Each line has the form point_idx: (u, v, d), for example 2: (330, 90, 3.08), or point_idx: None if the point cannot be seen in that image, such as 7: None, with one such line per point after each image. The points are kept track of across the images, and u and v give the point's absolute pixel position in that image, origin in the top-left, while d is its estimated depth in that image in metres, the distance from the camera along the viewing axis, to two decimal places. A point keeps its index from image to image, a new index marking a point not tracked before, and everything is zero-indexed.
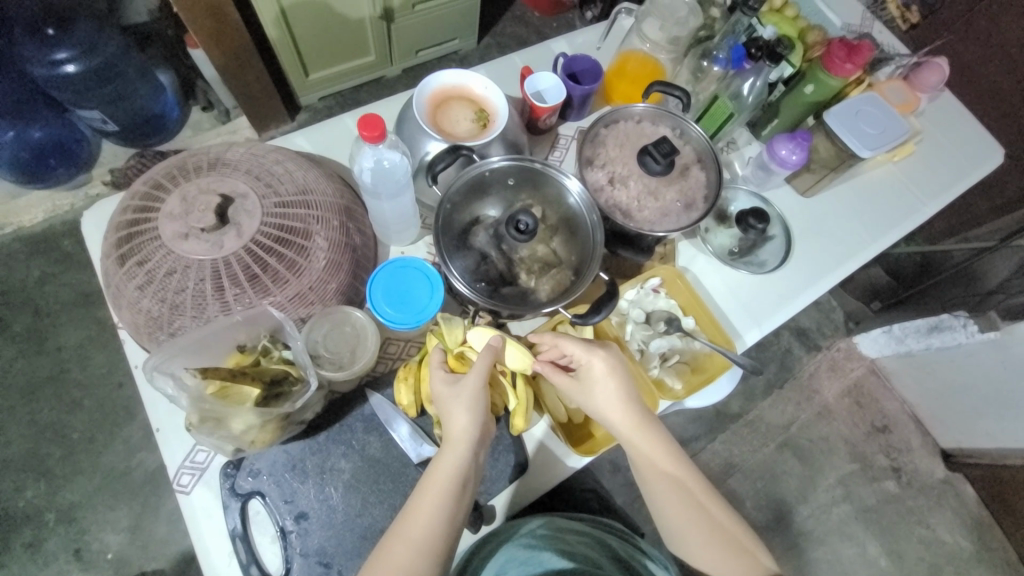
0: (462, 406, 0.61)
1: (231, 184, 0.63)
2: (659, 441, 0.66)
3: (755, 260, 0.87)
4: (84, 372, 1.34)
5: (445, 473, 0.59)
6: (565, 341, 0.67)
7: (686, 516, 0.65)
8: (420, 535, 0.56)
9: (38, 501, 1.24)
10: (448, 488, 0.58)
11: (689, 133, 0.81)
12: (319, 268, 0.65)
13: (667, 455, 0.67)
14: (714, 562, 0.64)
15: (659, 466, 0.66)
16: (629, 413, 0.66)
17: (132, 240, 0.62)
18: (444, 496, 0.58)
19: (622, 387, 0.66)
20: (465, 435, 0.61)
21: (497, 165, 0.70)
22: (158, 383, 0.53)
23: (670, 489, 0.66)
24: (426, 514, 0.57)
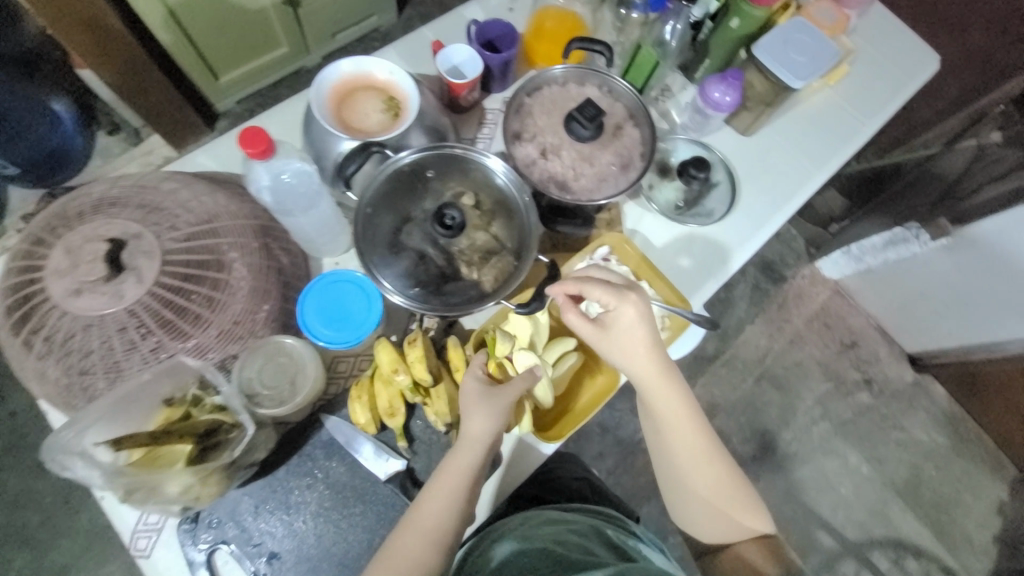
0: (483, 404, 0.60)
1: (120, 225, 0.57)
2: (683, 400, 0.65)
3: (702, 211, 0.84)
4: (42, 434, 1.27)
5: (461, 472, 0.60)
6: (597, 287, 0.63)
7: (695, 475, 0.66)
8: (434, 531, 0.58)
9: (25, 571, 1.20)
10: (462, 484, 0.59)
11: (616, 89, 0.76)
12: (241, 299, 0.60)
13: (688, 415, 0.66)
14: (701, 523, 0.68)
15: (678, 427, 0.65)
16: (657, 368, 0.64)
17: (23, 305, 0.56)
18: (457, 493, 0.59)
19: (651, 343, 0.64)
20: (480, 438, 0.60)
21: (412, 158, 0.65)
22: (65, 466, 0.49)
23: (686, 448, 0.66)
24: (440, 508, 0.59)
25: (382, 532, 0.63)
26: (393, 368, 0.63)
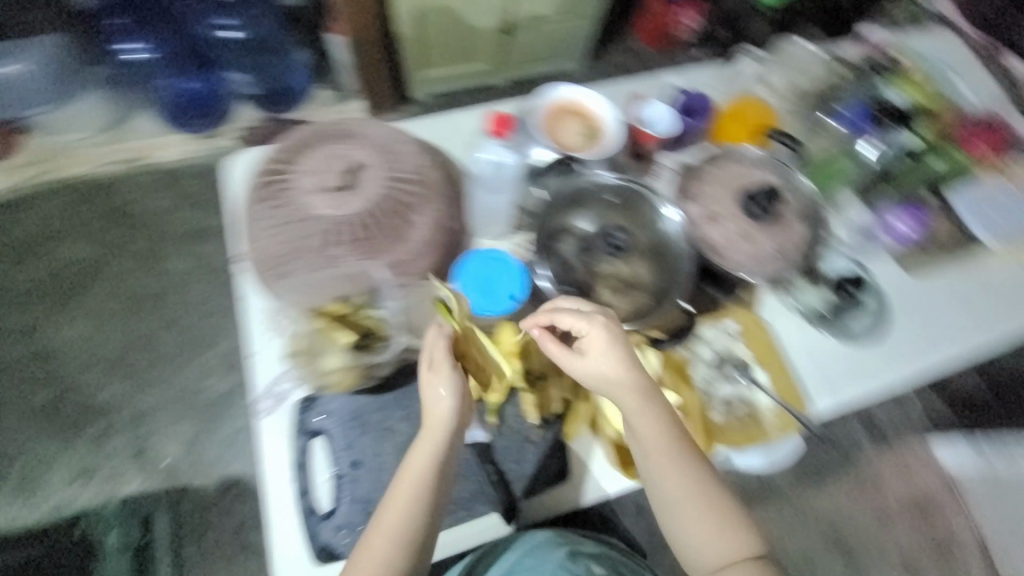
0: (445, 394, 0.61)
1: (362, 154, 0.70)
2: (665, 432, 0.63)
3: (844, 327, 0.81)
4: (181, 297, 1.49)
5: (432, 434, 0.61)
6: (564, 310, 0.63)
7: (684, 506, 0.64)
8: (414, 487, 0.59)
9: (118, 399, 1.39)
10: (434, 444, 0.60)
11: (798, 185, 0.78)
12: (416, 242, 0.71)
13: (668, 447, 0.63)
14: (699, 551, 0.64)
15: (661, 461, 0.63)
16: (641, 399, 0.63)
17: (272, 185, 0.70)
18: (434, 453, 0.60)
19: (634, 368, 0.62)
20: (442, 408, 0.61)
21: (599, 179, 0.73)
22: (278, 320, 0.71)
23: (667, 475, 0.64)
24: (416, 468, 0.60)
25: (447, 487, 0.68)
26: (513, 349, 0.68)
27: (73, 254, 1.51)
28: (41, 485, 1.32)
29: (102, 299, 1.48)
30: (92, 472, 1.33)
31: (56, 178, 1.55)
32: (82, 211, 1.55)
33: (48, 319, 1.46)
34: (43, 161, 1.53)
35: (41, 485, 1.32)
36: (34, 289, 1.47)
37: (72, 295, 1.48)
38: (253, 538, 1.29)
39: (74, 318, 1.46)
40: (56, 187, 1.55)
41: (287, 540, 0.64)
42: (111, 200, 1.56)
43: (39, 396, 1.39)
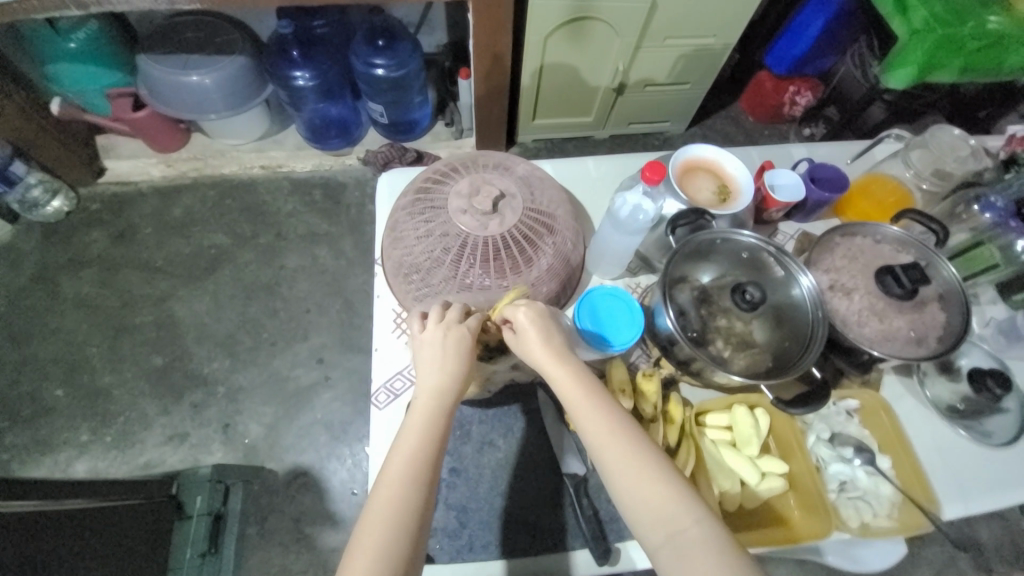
0: (430, 365, 0.59)
1: (506, 183, 0.77)
2: (602, 408, 0.56)
3: (977, 427, 0.75)
4: (289, 290, 1.65)
5: (426, 406, 0.57)
6: (529, 305, 0.62)
7: (655, 503, 0.51)
8: (404, 464, 0.53)
9: (219, 374, 1.53)
10: (430, 417, 0.56)
11: (937, 268, 0.75)
12: (542, 272, 0.76)
13: (605, 422, 0.55)
14: None
15: (609, 442, 0.54)
16: (578, 376, 0.58)
17: (424, 202, 0.79)
18: (427, 427, 0.55)
19: (556, 340, 0.60)
20: (446, 375, 0.58)
21: (731, 235, 0.74)
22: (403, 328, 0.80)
23: (614, 456, 0.54)
24: (407, 444, 0.54)
25: (536, 513, 0.69)
26: (622, 387, 0.69)
27: (209, 240, 1.72)
28: (139, 439, 1.45)
29: (224, 282, 1.67)
30: (184, 436, 1.45)
31: (212, 175, 1.81)
32: (225, 205, 1.78)
33: (178, 292, 1.65)
34: (203, 159, 1.79)
35: (140, 439, 1.45)
36: (172, 265, 1.68)
37: (201, 275, 1.67)
38: (309, 530, 1.34)
39: (198, 295, 1.65)
40: (210, 182, 1.80)
41: None
42: (250, 199, 1.79)
43: (156, 359, 1.56)
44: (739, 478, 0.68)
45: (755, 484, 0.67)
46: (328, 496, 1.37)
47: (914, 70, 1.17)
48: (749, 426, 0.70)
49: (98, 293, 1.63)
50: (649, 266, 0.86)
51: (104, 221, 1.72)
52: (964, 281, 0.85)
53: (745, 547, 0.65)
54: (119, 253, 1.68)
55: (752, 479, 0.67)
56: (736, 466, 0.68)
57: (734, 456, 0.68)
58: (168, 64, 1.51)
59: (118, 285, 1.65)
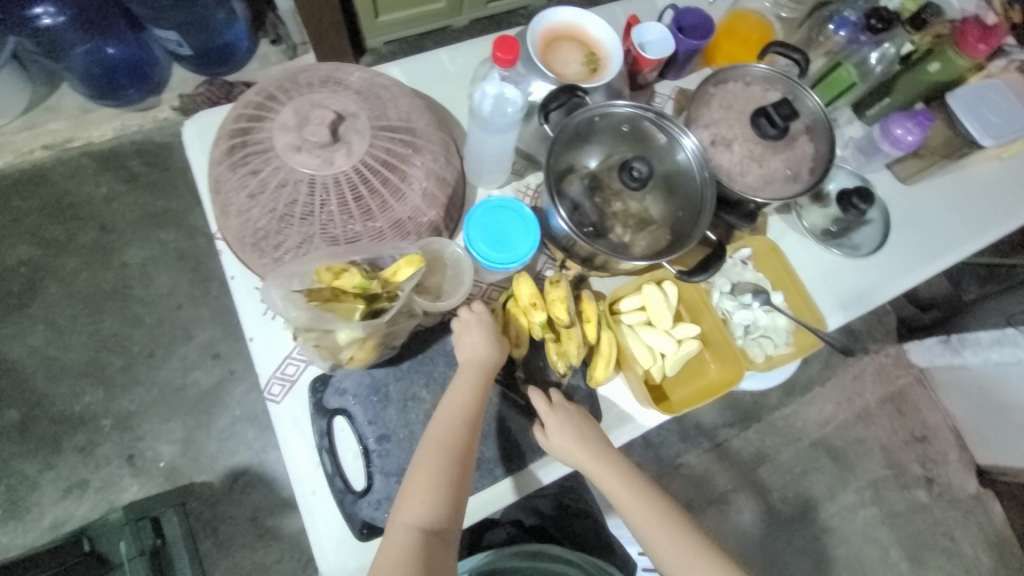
0: (477, 337, 0.63)
1: (343, 103, 0.62)
2: (650, 504, 0.62)
3: (848, 243, 0.82)
4: (146, 290, 1.38)
5: (460, 397, 0.60)
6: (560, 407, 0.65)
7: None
8: (444, 442, 0.57)
9: (96, 408, 1.30)
10: (465, 404, 0.60)
11: (802, 100, 0.75)
12: (416, 198, 0.65)
13: (654, 522, 0.62)
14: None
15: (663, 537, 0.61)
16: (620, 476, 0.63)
17: (244, 149, 0.62)
18: (461, 412, 0.59)
19: (575, 426, 0.64)
20: (477, 363, 0.62)
21: (608, 109, 0.67)
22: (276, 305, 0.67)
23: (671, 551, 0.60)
24: (444, 426, 0.58)
25: (481, 447, 0.67)
26: (533, 303, 0.65)
27: (13, 256, 1.35)
28: (30, 505, 1.24)
29: (57, 303, 1.35)
30: (83, 484, 1.26)
31: None
32: (13, 207, 1.38)
33: None
34: None
35: (30, 504, 1.24)
36: None
37: (21, 302, 1.34)
38: (272, 522, 1.28)
39: (28, 327, 1.33)
40: None
41: (323, 524, 0.62)
42: (46, 192, 1.39)
43: (7, 415, 1.28)
44: (658, 352, 0.70)
45: (673, 353, 0.70)
46: (281, 484, 1.30)
47: None
48: (660, 301, 0.70)
49: None
50: (536, 163, 0.78)
51: None
52: (826, 106, 0.87)
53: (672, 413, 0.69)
54: None
55: (668, 350, 0.70)
56: (653, 342, 0.70)
57: (651, 333, 0.70)
58: None
59: None
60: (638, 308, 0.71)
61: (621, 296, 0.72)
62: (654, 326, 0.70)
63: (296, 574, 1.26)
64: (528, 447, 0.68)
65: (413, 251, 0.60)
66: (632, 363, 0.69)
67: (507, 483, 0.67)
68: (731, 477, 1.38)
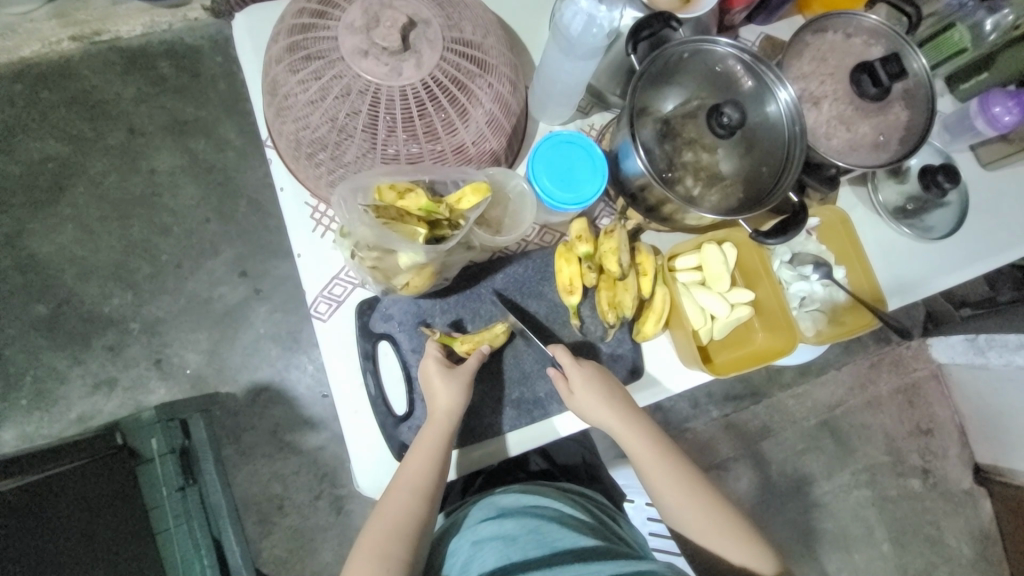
0: (443, 390, 0.60)
1: (415, 6, 0.56)
2: (675, 467, 0.67)
3: (921, 224, 0.77)
4: (174, 201, 1.35)
5: (429, 447, 0.59)
6: (585, 363, 0.64)
7: (723, 538, 0.66)
8: (412, 493, 0.59)
9: (124, 311, 1.32)
10: (432, 456, 0.59)
11: (907, 60, 0.68)
12: (481, 124, 0.62)
13: (679, 488, 0.66)
14: (692, 526, 0.66)
15: (690, 505, 0.66)
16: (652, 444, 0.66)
17: (305, 50, 0.58)
18: (429, 464, 0.59)
19: (605, 386, 0.64)
20: (448, 413, 0.60)
21: (699, 46, 0.61)
22: (326, 222, 0.66)
23: (692, 520, 0.66)
24: (411, 478, 0.59)
25: (519, 388, 0.67)
26: (587, 259, 0.64)
27: (42, 150, 1.32)
28: (61, 396, 1.28)
29: (85, 203, 1.33)
30: (112, 382, 1.30)
31: (4, 59, 1.31)
32: (43, 99, 1.33)
33: (29, 224, 1.31)
34: None
35: (61, 395, 1.28)
36: (6, 193, 1.31)
37: (51, 198, 1.32)
38: (288, 438, 1.33)
39: (58, 224, 1.32)
40: (10, 71, 1.32)
41: (362, 441, 0.64)
42: (74, 87, 1.34)
43: (38, 308, 1.30)
44: (709, 313, 0.69)
45: (723, 317, 0.68)
46: (297, 405, 1.34)
47: None
48: (719, 262, 0.68)
49: None
50: (602, 102, 0.73)
51: None
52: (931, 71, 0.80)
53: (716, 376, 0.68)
54: None
55: (720, 312, 0.68)
56: (705, 303, 0.68)
57: (705, 295, 0.68)
58: None
59: None
60: (694, 268, 0.69)
61: (677, 257, 0.70)
62: (711, 289, 0.68)
63: (308, 488, 1.33)
64: None
65: (478, 179, 0.57)
66: (680, 325, 0.68)
67: (533, 428, 0.67)
68: (734, 445, 1.40)
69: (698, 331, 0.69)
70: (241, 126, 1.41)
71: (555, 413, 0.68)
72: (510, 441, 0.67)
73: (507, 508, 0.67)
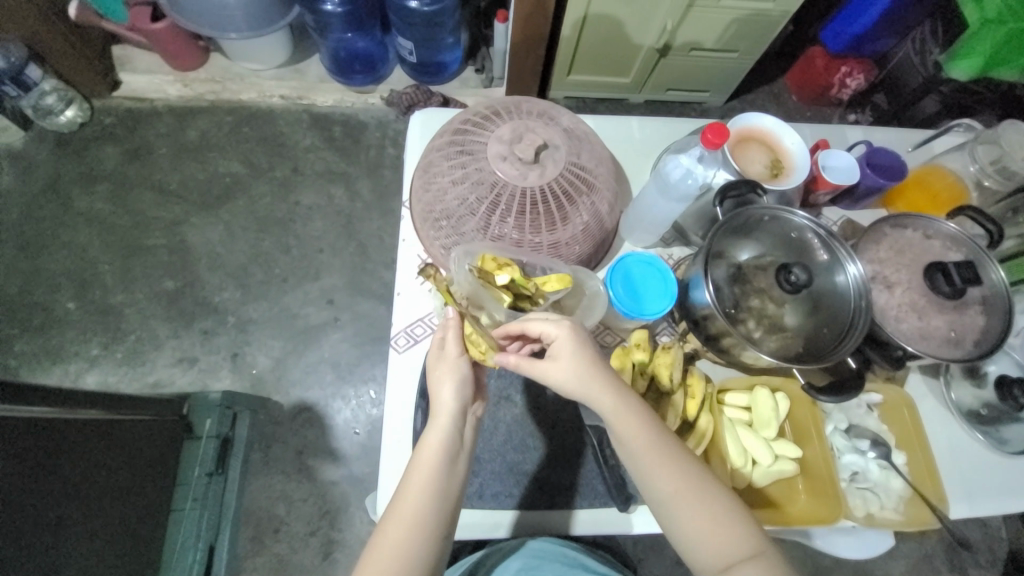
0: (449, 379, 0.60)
1: (552, 136, 0.73)
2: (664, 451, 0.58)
3: (996, 436, 0.74)
4: (303, 229, 1.61)
5: (430, 457, 0.57)
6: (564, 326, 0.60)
7: (719, 538, 0.55)
8: (409, 520, 0.56)
9: (229, 304, 1.53)
10: (433, 472, 0.57)
11: (986, 271, 0.71)
12: (576, 230, 0.74)
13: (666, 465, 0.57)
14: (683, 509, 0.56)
15: (677, 486, 0.57)
16: (646, 424, 0.58)
17: (460, 146, 0.75)
18: (434, 479, 0.57)
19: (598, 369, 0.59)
20: (455, 409, 0.59)
21: (780, 213, 0.70)
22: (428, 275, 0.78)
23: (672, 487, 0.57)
24: (411, 503, 0.56)
25: (547, 470, 0.71)
26: (641, 367, 0.69)
27: (224, 167, 1.66)
28: (149, 360, 1.46)
29: (238, 213, 1.62)
30: (193, 360, 1.47)
31: (228, 99, 1.71)
32: (241, 132, 1.70)
33: (190, 218, 1.60)
34: (222, 82, 1.69)
35: (150, 358, 1.46)
36: (186, 189, 1.63)
37: (215, 204, 1.62)
38: (310, 463, 1.38)
39: (211, 223, 1.60)
40: (227, 106, 1.71)
41: (396, 470, 0.69)
42: (269, 129, 1.71)
43: (167, 283, 1.54)
44: (751, 456, 0.69)
45: (766, 465, 0.68)
46: (331, 434, 1.40)
47: (980, 63, 1.08)
48: (769, 408, 0.69)
49: (110, 211, 1.58)
50: (684, 239, 0.83)
51: (117, 136, 1.64)
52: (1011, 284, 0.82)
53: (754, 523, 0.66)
54: (132, 173, 1.62)
55: (763, 459, 0.68)
56: (751, 446, 0.69)
57: (750, 437, 0.69)
58: None
59: (130, 203, 1.60)
60: (742, 405, 0.71)
61: (727, 390, 0.72)
62: (755, 431, 0.70)
63: (309, 520, 1.33)
64: (591, 491, 0.71)
65: (563, 271, 0.67)
66: (720, 453, 0.69)
67: (559, 515, 0.69)
68: None
69: (737, 468, 0.68)
70: (375, 186, 1.69)
71: (579, 506, 0.70)
72: (583, 519, 0.70)
73: (515, 549, 0.79)
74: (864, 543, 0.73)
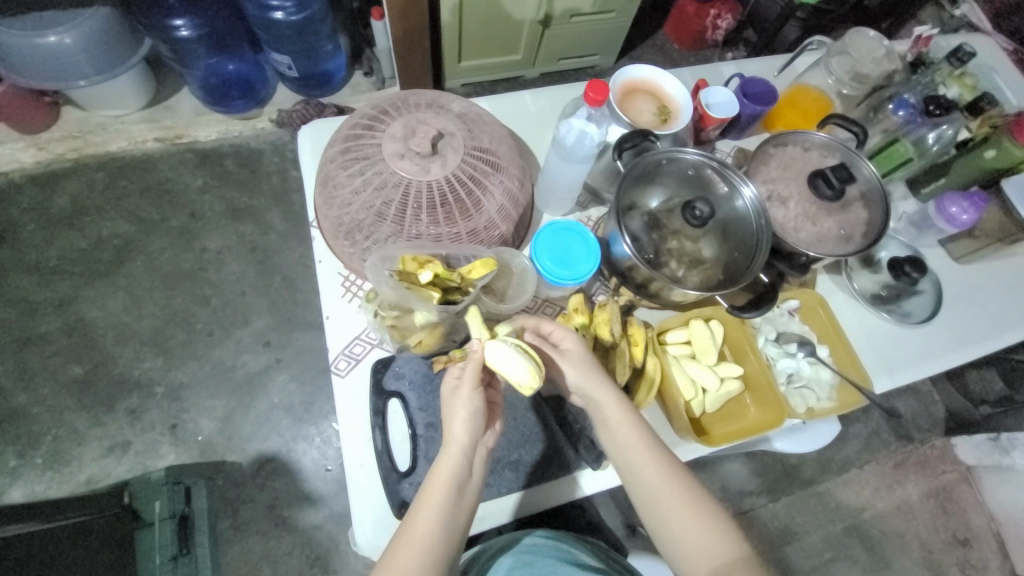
0: (464, 412, 0.58)
1: (446, 124, 0.71)
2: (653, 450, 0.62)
3: (899, 310, 0.84)
4: (218, 275, 1.50)
5: (445, 476, 0.56)
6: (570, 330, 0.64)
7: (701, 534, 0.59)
8: (423, 540, 0.54)
9: (153, 374, 1.39)
10: (445, 494, 0.56)
11: (859, 169, 0.79)
12: (492, 213, 0.74)
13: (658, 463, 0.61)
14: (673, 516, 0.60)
15: (659, 486, 0.61)
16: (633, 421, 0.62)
17: (354, 154, 0.72)
18: (445, 500, 0.56)
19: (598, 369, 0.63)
20: (468, 438, 0.58)
21: (676, 154, 0.74)
22: (354, 291, 0.75)
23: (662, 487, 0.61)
24: (424, 521, 0.55)
25: (518, 451, 0.72)
26: (583, 329, 0.71)
27: (110, 228, 1.49)
28: (74, 457, 1.30)
29: (138, 275, 1.47)
30: (125, 445, 1.33)
31: (94, 154, 1.53)
32: (120, 186, 1.53)
33: (83, 292, 1.43)
34: (81, 135, 1.51)
35: (74, 457, 1.31)
36: (70, 262, 1.45)
37: (109, 270, 1.46)
38: (286, 513, 1.31)
39: (110, 292, 1.45)
40: (95, 162, 1.53)
41: (368, 495, 0.67)
42: (151, 178, 1.55)
43: (73, 369, 1.38)
44: (699, 385, 0.73)
45: (714, 390, 0.73)
46: (301, 478, 1.33)
47: None
48: (705, 336, 0.74)
49: None
50: (598, 199, 0.85)
51: None
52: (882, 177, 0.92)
53: (718, 445, 0.70)
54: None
55: (710, 385, 0.73)
56: (698, 375, 0.73)
57: (694, 366, 0.73)
58: (14, 23, 1.22)
59: (4, 292, 1.40)
60: (683, 341, 0.75)
61: (667, 329, 0.76)
62: (701, 361, 0.74)
63: (301, 571, 1.27)
64: (566, 459, 0.72)
65: (486, 255, 0.67)
66: (676, 390, 0.71)
67: (539, 491, 0.71)
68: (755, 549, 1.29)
69: (689, 398, 0.72)
70: (286, 214, 1.60)
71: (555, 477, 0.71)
72: (557, 489, 0.72)
73: (508, 546, 0.79)
74: (811, 436, 0.85)
